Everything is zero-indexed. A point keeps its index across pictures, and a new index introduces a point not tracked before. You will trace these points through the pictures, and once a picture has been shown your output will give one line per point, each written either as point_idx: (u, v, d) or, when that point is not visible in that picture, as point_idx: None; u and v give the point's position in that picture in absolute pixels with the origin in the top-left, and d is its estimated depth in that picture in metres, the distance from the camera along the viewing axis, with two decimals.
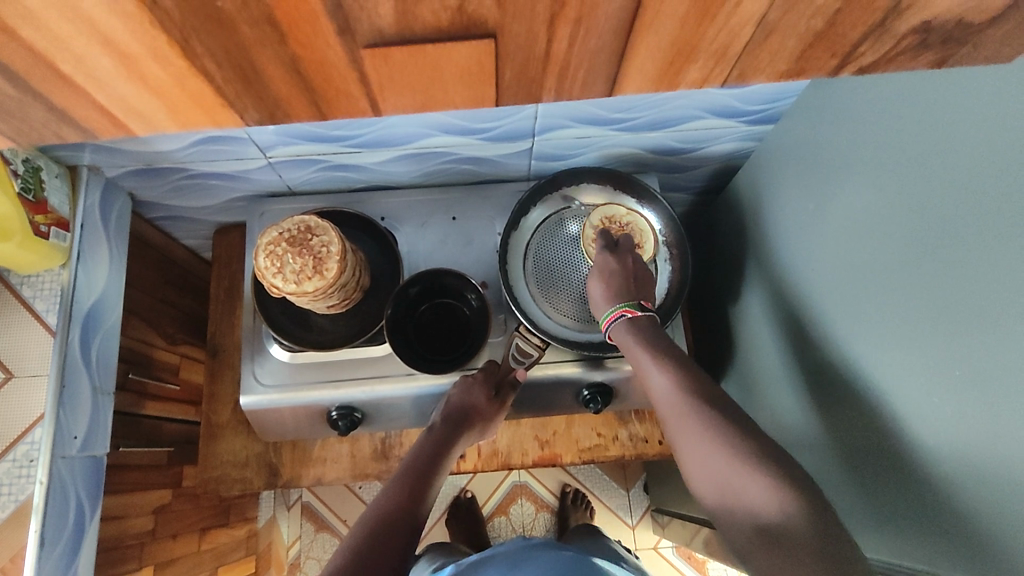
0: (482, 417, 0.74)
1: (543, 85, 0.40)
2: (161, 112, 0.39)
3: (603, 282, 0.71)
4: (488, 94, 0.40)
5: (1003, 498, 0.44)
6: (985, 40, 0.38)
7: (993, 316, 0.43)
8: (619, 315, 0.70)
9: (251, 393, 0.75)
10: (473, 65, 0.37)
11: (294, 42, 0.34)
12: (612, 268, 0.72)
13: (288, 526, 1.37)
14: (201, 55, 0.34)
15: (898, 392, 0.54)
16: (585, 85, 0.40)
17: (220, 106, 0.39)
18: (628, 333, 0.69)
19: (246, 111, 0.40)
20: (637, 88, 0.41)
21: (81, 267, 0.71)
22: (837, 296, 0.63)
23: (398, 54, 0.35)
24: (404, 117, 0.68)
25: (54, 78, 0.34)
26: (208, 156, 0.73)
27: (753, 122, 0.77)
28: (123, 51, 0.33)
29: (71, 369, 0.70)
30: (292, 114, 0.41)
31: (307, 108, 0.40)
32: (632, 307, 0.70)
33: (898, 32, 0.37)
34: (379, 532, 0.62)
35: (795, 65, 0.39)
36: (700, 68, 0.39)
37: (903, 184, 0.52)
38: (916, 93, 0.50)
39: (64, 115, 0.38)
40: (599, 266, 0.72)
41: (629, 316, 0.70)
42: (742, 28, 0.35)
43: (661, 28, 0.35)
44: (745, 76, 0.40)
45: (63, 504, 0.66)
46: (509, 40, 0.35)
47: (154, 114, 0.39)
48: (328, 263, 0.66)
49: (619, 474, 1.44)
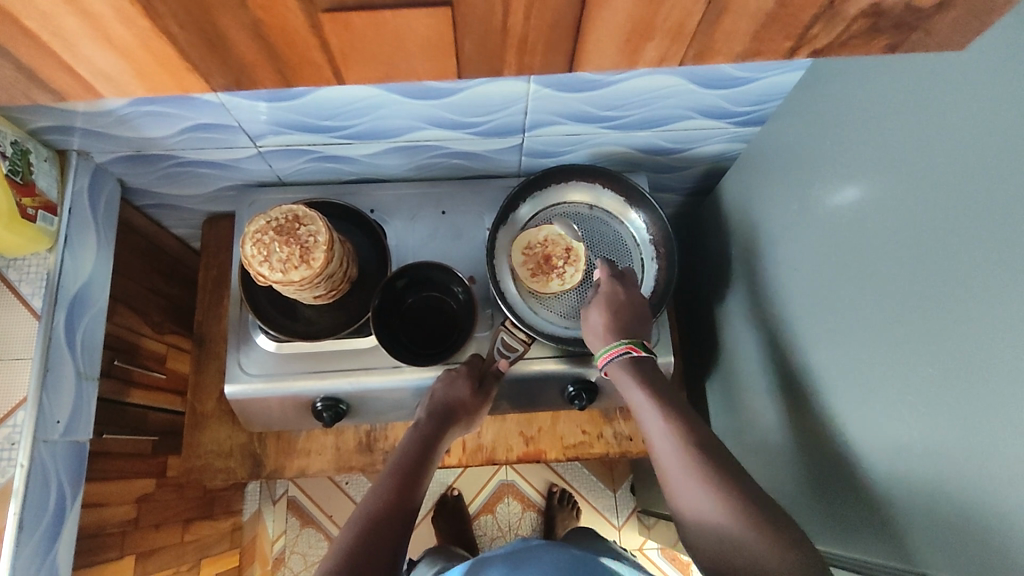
0: (468, 411, 0.73)
1: (503, 61, 0.41)
2: (130, 78, 0.40)
3: (607, 315, 0.71)
4: (450, 67, 0.42)
5: (971, 492, 0.45)
6: (935, 27, 0.40)
7: (969, 312, 0.44)
8: (623, 351, 0.69)
9: (236, 382, 0.75)
10: (434, 36, 0.38)
11: (254, 5, 0.34)
12: (618, 302, 0.72)
13: (273, 521, 1.36)
14: (165, 16, 0.35)
15: (874, 389, 0.55)
16: (544, 61, 0.41)
17: (185, 70, 0.40)
18: (625, 369, 0.69)
19: (211, 76, 0.41)
20: (597, 63, 0.42)
21: (68, 252, 0.72)
22: (818, 296, 0.63)
23: (357, 22, 0.36)
24: (394, 109, 0.68)
25: (31, 46, 0.37)
26: (198, 144, 0.73)
27: (741, 123, 0.78)
28: (90, 12, 0.34)
29: (55, 353, 0.70)
30: (258, 82, 0.42)
31: (271, 76, 0.41)
32: (636, 344, 0.70)
33: (847, 14, 0.38)
34: (370, 528, 0.61)
35: (751, 47, 0.41)
36: (657, 47, 0.40)
37: (885, 186, 0.52)
38: (900, 92, 0.51)
39: (34, 76, 0.40)
40: (607, 298, 0.72)
41: (633, 353, 0.69)
42: (694, 5, 0.36)
43: (615, 3, 0.36)
44: (703, 56, 0.42)
45: (43, 487, 0.67)
46: (465, 10, 0.36)
47: (123, 77, 0.40)
48: (315, 253, 0.67)
49: (606, 474, 1.45)
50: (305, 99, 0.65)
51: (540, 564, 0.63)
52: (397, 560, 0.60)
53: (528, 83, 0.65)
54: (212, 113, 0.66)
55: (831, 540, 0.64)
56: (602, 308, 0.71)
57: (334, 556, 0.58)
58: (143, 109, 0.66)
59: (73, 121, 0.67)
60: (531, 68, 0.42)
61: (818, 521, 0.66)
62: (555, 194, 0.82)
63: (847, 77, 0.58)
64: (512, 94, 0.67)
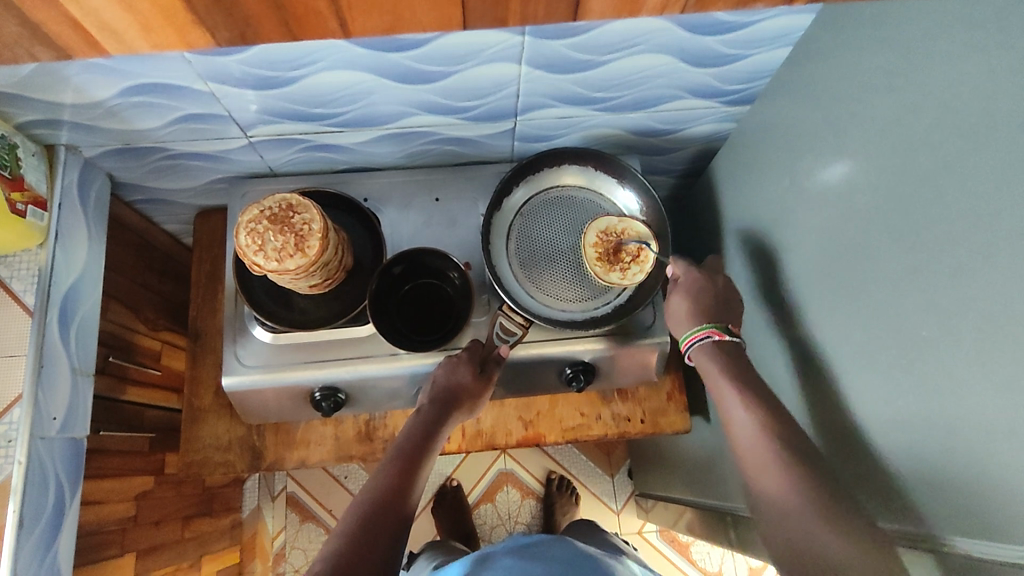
0: (470, 396, 0.73)
1: (507, 9, 0.43)
2: (136, 31, 0.42)
3: (689, 298, 0.73)
4: (455, 16, 0.44)
5: (971, 449, 0.46)
6: None
7: (964, 276, 0.45)
8: (706, 335, 0.71)
9: (233, 374, 0.75)
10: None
11: None
12: (698, 286, 0.74)
13: (272, 517, 1.36)
14: None
15: (873, 359, 0.55)
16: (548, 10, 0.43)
17: (190, 23, 0.42)
18: (709, 354, 0.70)
19: (216, 29, 0.43)
20: (601, 14, 0.44)
21: (59, 247, 0.71)
22: (814, 271, 0.64)
23: None
24: (384, 95, 0.68)
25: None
26: (189, 135, 0.73)
27: (732, 103, 0.78)
28: None
29: (49, 350, 0.69)
30: (262, 36, 0.44)
31: (279, 32, 0.43)
32: (719, 329, 0.71)
33: None
34: (372, 515, 0.61)
35: None
36: None
37: (877, 157, 0.53)
38: (889, 63, 0.51)
39: (36, 30, 0.41)
40: (686, 284, 0.74)
41: (715, 336, 0.70)
42: None
43: None
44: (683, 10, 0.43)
45: (42, 484, 0.66)
46: None
47: (128, 32, 0.42)
48: (310, 241, 0.66)
49: (603, 459, 1.46)
50: (295, 85, 0.65)
51: (549, 554, 0.64)
52: (394, 552, 0.60)
53: (519, 64, 0.65)
54: (202, 101, 0.66)
55: None
56: (686, 293, 0.73)
57: (335, 541, 0.58)
58: (132, 100, 0.65)
59: (61, 114, 0.66)
60: (534, 18, 0.44)
61: None
62: (548, 177, 0.81)
63: (837, 50, 0.58)
64: (503, 77, 0.67)
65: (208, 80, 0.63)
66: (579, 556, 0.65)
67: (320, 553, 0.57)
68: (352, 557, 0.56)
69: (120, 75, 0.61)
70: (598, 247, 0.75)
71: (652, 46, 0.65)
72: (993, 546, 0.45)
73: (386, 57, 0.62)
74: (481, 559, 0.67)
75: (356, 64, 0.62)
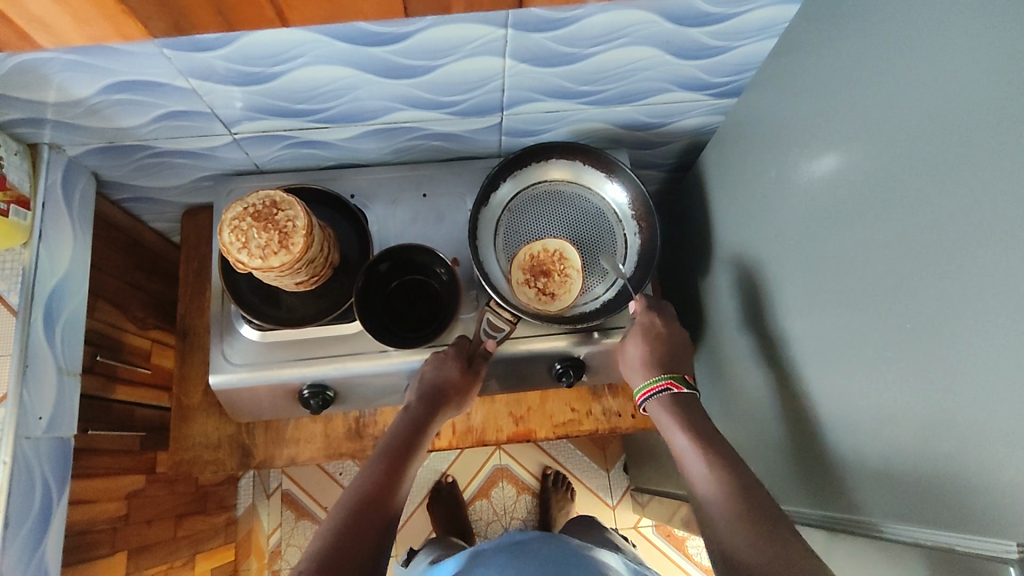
0: (458, 392, 0.73)
1: None
2: (69, 22, 0.45)
3: (647, 347, 0.74)
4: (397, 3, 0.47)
5: (948, 443, 0.45)
6: None
7: (945, 270, 0.44)
8: (663, 386, 0.72)
9: (221, 372, 0.75)
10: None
11: None
12: (657, 333, 0.74)
13: (268, 514, 1.36)
14: None
15: (859, 352, 0.55)
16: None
17: (123, 16, 0.45)
18: (664, 405, 0.71)
19: (150, 21, 0.46)
20: None
21: (43, 246, 0.70)
22: (799, 264, 0.63)
23: None
24: (368, 90, 0.68)
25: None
26: (173, 133, 0.72)
27: (719, 95, 0.78)
28: None
29: (33, 350, 0.69)
30: (199, 25, 0.47)
31: (215, 20, 0.47)
32: (675, 381, 0.72)
33: None
34: (359, 511, 0.60)
35: None
36: None
37: (863, 149, 0.52)
38: (874, 54, 0.51)
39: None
40: (646, 328, 0.74)
41: (672, 388, 0.72)
42: None
43: None
44: None
45: (28, 484, 0.66)
46: None
47: (59, 22, 0.45)
48: (294, 238, 0.66)
49: (598, 454, 1.46)
50: (278, 81, 0.64)
51: (540, 553, 0.63)
52: (382, 548, 0.59)
53: (504, 58, 0.65)
54: (185, 97, 0.65)
55: (813, 504, 0.65)
56: (643, 342, 0.74)
57: (322, 538, 0.58)
58: (114, 97, 0.64)
59: (43, 112, 0.66)
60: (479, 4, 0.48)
61: (804, 488, 0.67)
62: (536, 171, 0.81)
63: (822, 41, 0.57)
64: (488, 71, 0.67)
65: (190, 76, 0.62)
66: (567, 551, 0.64)
67: (306, 551, 0.57)
68: (338, 553, 0.56)
69: (99, 72, 0.60)
70: (540, 255, 0.78)
71: (638, 38, 0.65)
72: (965, 539, 0.45)
73: (369, 52, 0.61)
74: (475, 556, 0.67)
75: (339, 59, 0.62)
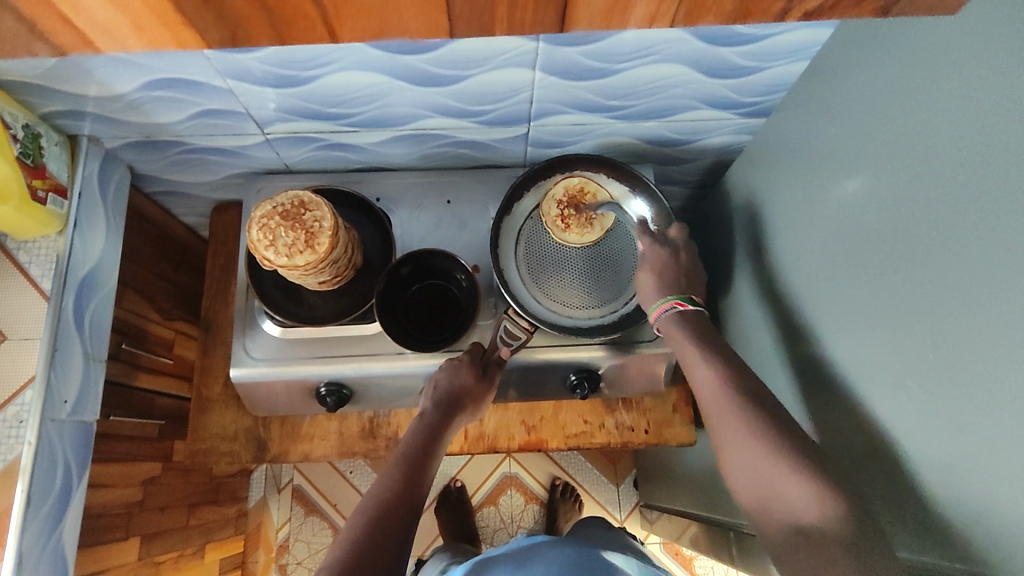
0: (473, 399, 0.73)
1: (494, 16, 0.43)
2: (128, 30, 0.42)
3: (657, 275, 0.73)
4: (442, 23, 0.43)
5: (979, 479, 0.45)
6: None
7: (973, 305, 0.44)
8: (671, 305, 0.71)
9: (241, 366, 0.76)
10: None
11: None
12: (664, 261, 0.73)
13: (278, 508, 1.37)
14: None
15: (879, 380, 0.55)
16: (535, 19, 0.43)
17: (182, 26, 0.42)
18: (673, 324, 0.69)
19: (207, 31, 0.43)
20: (588, 22, 0.44)
21: (77, 234, 0.73)
22: (822, 288, 0.63)
23: None
24: (400, 97, 0.69)
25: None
26: (207, 130, 0.74)
27: (748, 115, 0.78)
28: None
29: (63, 334, 0.71)
30: (253, 37, 0.44)
31: (266, 31, 0.43)
32: (683, 300, 0.71)
33: None
34: (379, 518, 0.60)
35: (742, 8, 0.43)
36: (648, 7, 0.42)
37: (892, 175, 0.52)
38: (905, 82, 0.51)
39: (33, 27, 0.41)
40: (651, 259, 0.73)
41: (679, 308, 0.71)
42: None
43: None
44: (692, 17, 0.44)
45: (49, 466, 0.68)
46: None
47: (121, 31, 0.42)
48: (320, 238, 0.67)
49: (609, 468, 1.45)
50: (312, 84, 0.66)
51: (555, 559, 0.63)
52: (403, 556, 0.59)
53: (534, 70, 0.65)
54: (222, 97, 0.67)
55: None
56: (653, 268, 0.73)
57: (344, 545, 0.58)
58: (153, 94, 0.66)
59: (84, 105, 0.68)
60: (522, 26, 0.44)
61: None
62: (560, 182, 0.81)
63: (854, 65, 0.57)
64: (519, 82, 0.67)
65: (227, 77, 0.64)
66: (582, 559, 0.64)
67: (329, 557, 0.57)
68: (361, 561, 0.56)
69: (140, 69, 0.62)
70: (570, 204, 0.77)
71: (667, 56, 0.65)
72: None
73: (401, 59, 0.62)
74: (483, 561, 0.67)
75: (373, 65, 0.63)
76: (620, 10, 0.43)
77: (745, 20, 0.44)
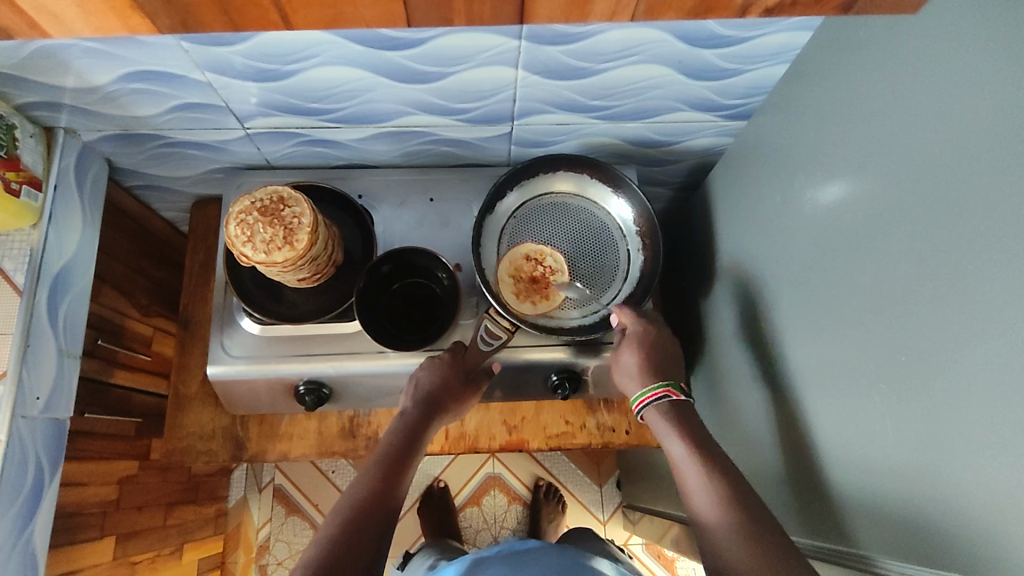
0: (454, 399, 0.72)
1: (451, 8, 0.43)
2: (76, 13, 0.41)
3: (640, 355, 0.72)
4: (399, 13, 0.43)
5: (940, 481, 0.45)
6: None
7: (940, 305, 0.44)
8: (662, 395, 0.70)
9: (218, 364, 0.75)
10: None
11: None
12: (646, 340, 0.73)
13: (258, 508, 1.36)
14: None
15: (852, 381, 0.55)
16: (494, 9, 0.43)
17: (131, 10, 0.41)
18: (663, 414, 0.69)
19: (157, 16, 0.42)
20: (550, 10, 0.44)
21: (52, 228, 0.71)
22: (799, 287, 0.63)
23: None
24: (382, 93, 0.68)
25: None
26: (187, 124, 0.73)
27: (729, 117, 0.78)
28: None
29: (36, 330, 0.70)
30: (205, 24, 0.44)
31: (221, 21, 0.43)
32: (674, 388, 0.70)
33: None
34: (356, 518, 0.60)
35: (704, 3, 0.43)
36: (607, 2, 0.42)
37: (867, 175, 0.52)
38: (879, 81, 0.51)
39: None
40: (636, 338, 0.73)
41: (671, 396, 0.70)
42: None
43: None
44: (653, 11, 0.44)
45: (20, 463, 0.67)
46: None
47: (70, 14, 0.41)
48: (299, 235, 0.67)
49: (592, 468, 1.45)
50: (292, 79, 0.65)
51: (543, 564, 0.62)
52: (378, 556, 0.59)
53: (516, 69, 0.65)
54: (200, 89, 0.66)
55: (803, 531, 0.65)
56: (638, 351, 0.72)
57: (319, 545, 0.57)
58: (131, 86, 0.65)
59: (59, 97, 0.67)
60: (481, 18, 0.44)
61: (795, 515, 0.66)
62: (543, 182, 0.81)
63: (833, 67, 0.58)
64: (501, 81, 0.67)
65: (205, 70, 0.63)
66: (560, 561, 0.63)
67: (304, 557, 0.56)
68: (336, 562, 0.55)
69: (117, 61, 0.61)
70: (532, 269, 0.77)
71: (649, 57, 0.65)
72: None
73: (382, 55, 0.62)
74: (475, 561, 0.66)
75: (352, 61, 0.63)
76: (582, 6, 0.43)
77: (707, 16, 0.45)
